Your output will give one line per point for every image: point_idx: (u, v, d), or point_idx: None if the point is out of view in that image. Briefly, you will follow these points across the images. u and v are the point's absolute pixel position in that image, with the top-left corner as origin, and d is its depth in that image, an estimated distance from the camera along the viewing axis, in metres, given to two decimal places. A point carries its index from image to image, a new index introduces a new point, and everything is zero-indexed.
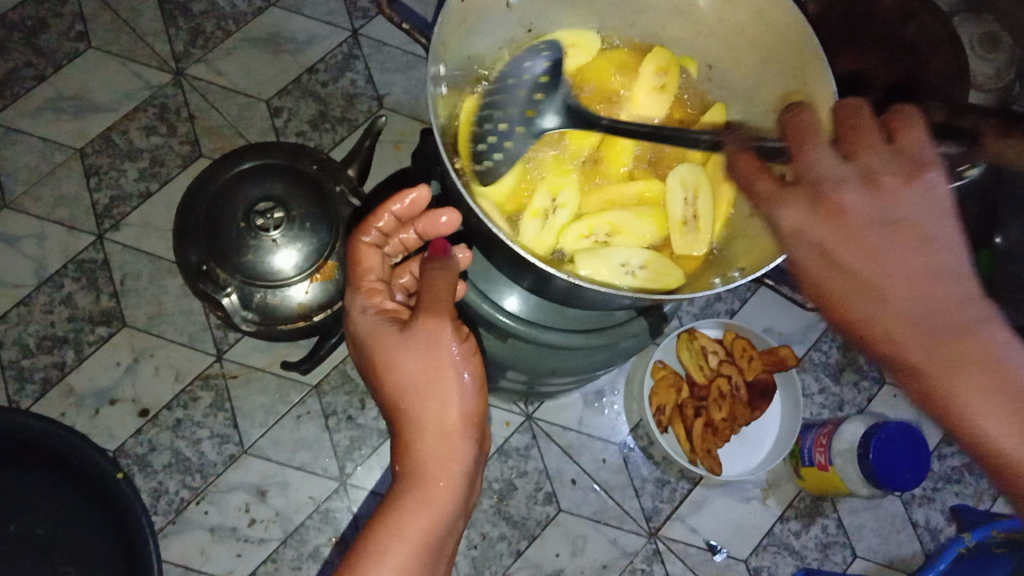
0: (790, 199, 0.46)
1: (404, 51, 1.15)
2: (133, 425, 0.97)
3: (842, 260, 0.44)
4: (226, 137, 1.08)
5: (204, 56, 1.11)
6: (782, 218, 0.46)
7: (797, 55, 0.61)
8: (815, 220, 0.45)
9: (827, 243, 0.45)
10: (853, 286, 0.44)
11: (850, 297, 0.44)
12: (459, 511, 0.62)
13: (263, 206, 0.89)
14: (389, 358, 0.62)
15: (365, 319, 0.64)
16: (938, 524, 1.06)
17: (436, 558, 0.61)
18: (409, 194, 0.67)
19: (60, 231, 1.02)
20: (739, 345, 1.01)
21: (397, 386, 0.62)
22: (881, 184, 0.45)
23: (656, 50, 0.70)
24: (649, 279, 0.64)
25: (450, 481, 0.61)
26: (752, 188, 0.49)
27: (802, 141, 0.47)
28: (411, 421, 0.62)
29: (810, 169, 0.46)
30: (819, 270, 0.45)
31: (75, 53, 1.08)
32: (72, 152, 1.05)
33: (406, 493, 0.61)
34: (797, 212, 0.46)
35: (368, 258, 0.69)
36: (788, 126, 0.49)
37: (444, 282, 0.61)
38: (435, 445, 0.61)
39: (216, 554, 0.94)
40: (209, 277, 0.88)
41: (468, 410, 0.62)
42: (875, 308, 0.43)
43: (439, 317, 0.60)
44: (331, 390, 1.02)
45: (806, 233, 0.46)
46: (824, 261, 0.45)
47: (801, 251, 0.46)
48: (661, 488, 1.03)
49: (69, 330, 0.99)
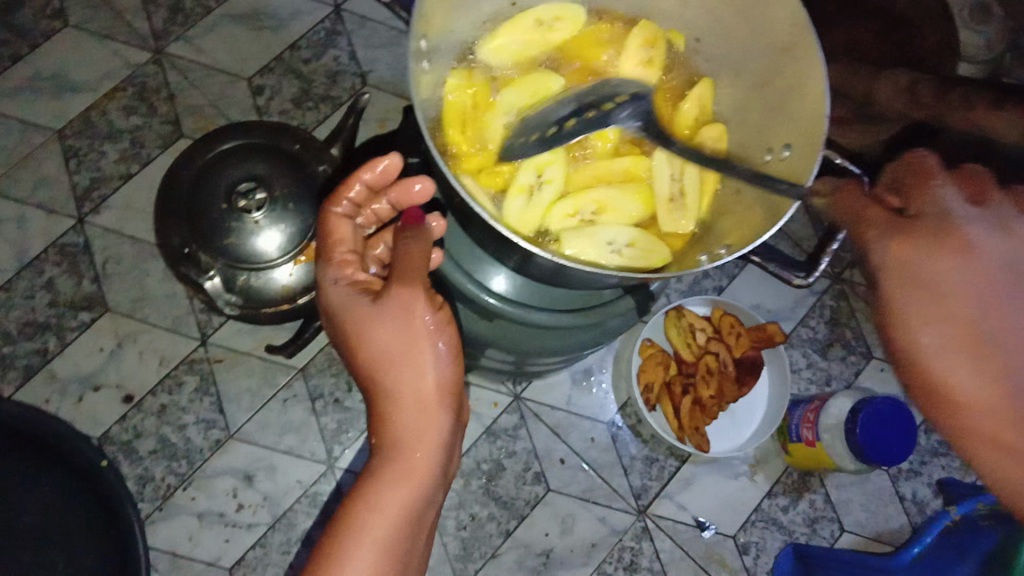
0: (919, 231, 0.45)
1: (388, 27, 1.13)
2: (119, 410, 0.96)
3: (952, 306, 0.44)
4: (207, 117, 1.07)
5: (184, 34, 1.09)
6: (891, 249, 0.45)
7: (780, 23, 0.60)
8: (940, 255, 0.44)
9: (942, 284, 0.44)
10: (951, 340, 0.44)
11: (946, 353, 0.44)
12: (437, 481, 0.62)
13: (244, 187, 0.88)
14: (362, 329, 0.60)
15: (338, 290, 0.63)
16: (924, 498, 1.07)
17: (415, 529, 0.61)
18: (381, 162, 0.67)
19: (39, 214, 1.00)
20: (727, 322, 1.01)
21: (371, 356, 0.61)
22: (1006, 236, 0.46)
23: (643, 23, 0.69)
24: (635, 257, 0.63)
25: (427, 452, 0.61)
26: (863, 215, 0.47)
27: (926, 179, 0.47)
28: (386, 393, 0.61)
29: (933, 208, 0.46)
30: (919, 306, 0.45)
31: (51, 32, 1.06)
32: (51, 134, 1.03)
33: (382, 464, 0.60)
34: (901, 246, 0.45)
35: (340, 229, 0.67)
36: (903, 170, 0.49)
37: (420, 254, 0.55)
38: (412, 416, 0.60)
39: (204, 538, 0.94)
40: (192, 260, 0.88)
41: (444, 379, 0.61)
42: (970, 362, 0.43)
43: (413, 286, 0.59)
44: (317, 372, 1.01)
45: (926, 265, 0.44)
46: (929, 296, 0.44)
47: (887, 284, 0.45)
48: (649, 466, 1.03)
49: (51, 316, 0.98)
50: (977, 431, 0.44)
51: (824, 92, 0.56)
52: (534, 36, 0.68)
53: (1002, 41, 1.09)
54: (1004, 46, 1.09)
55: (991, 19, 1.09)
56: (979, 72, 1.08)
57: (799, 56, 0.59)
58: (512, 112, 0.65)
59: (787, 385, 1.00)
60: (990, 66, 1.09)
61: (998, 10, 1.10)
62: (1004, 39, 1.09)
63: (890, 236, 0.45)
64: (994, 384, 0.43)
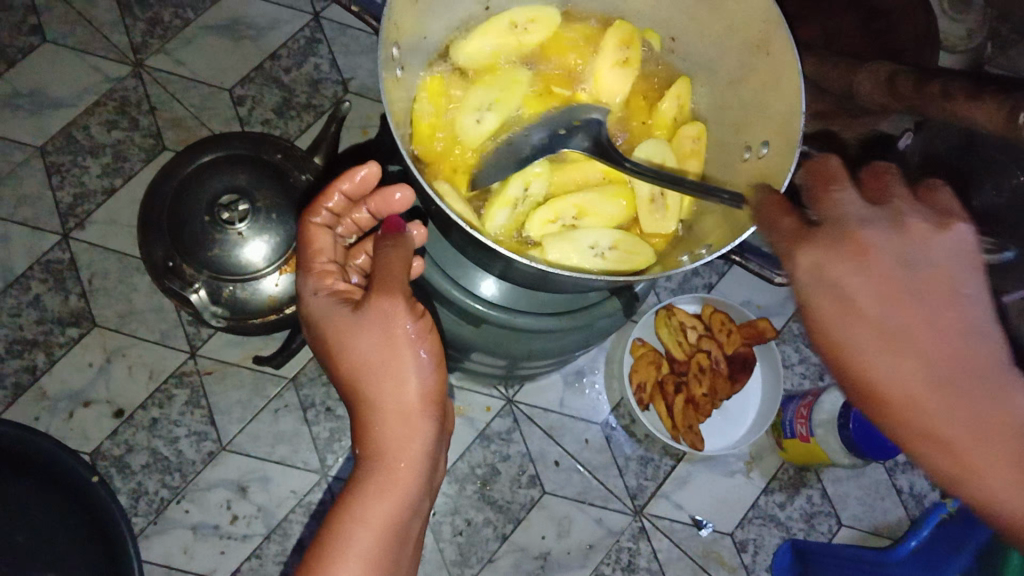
0: (815, 242, 0.43)
1: (368, 33, 1.13)
2: (109, 426, 0.96)
3: (865, 313, 0.41)
4: (190, 129, 1.06)
5: (163, 47, 1.08)
6: (799, 262, 0.43)
7: (754, 20, 0.60)
8: (841, 262, 0.42)
9: (850, 291, 0.42)
10: (874, 346, 0.41)
11: (875, 356, 0.41)
12: (423, 490, 0.61)
13: (227, 199, 0.87)
14: (343, 339, 0.60)
15: (318, 301, 0.63)
16: (922, 490, 1.07)
17: (402, 539, 0.60)
18: (359, 171, 0.67)
19: (24, 232, 1.00)
20: (717, 319, 1.00)
21: (353, 365, 0.60)
22: (911, 229, 0.43)
23: (618, 24, 0.68)
24: (619, 260, 0.62)
25: (411, 461, 0.60)
26: (775, 229, 0.45)
27: (827, 183, 0.45)
28: (368, 403, 0.60)
29: (835, 209, 0.44)
30: (833, 318, 0.42)
31: (30, 48, 1.05)
32: (33, 151, 1.03)
33: (368, 475, 0.60)
34: (813, 254, 0.42)
35: (318, 239, 0.67)
36: (808, 169, 0.47)
37: (398, 259, 0.60)
38: (396, 425, 0.60)
39: (200, 551, 0.94)
40: (176, 273, 0.87)
41: (427, 387, 0.60)
42: (890, 366, 0.41)
43: (393, 294, 0.59)
44: (307, 382, 1.01)
45: (837, 275, 0.42)
46: (839, 307, 0.42)
47: (805, 299, 0.43)
48: (644, 466, 1.03)
49: (38, 333, 0.97)
50: (927, 436, 0.41)
51: (800, 88, 0.55)
52: (508, 38, 0.68)
53: (984, 28, 1.08)
54: (985, 34, 1.08)
55: (972, 7, 1.09)
56: (961, 61, 1.08)
57: (774, 54, 0.59)
58: (483, 108, 0.64)
59: (779, 381, 1.00)
60: (972, 54, 1.08)
61: None
62: (986, 26, 1.09)
63: (793, 249, 0.43)
64: (919, 384, 0.40)
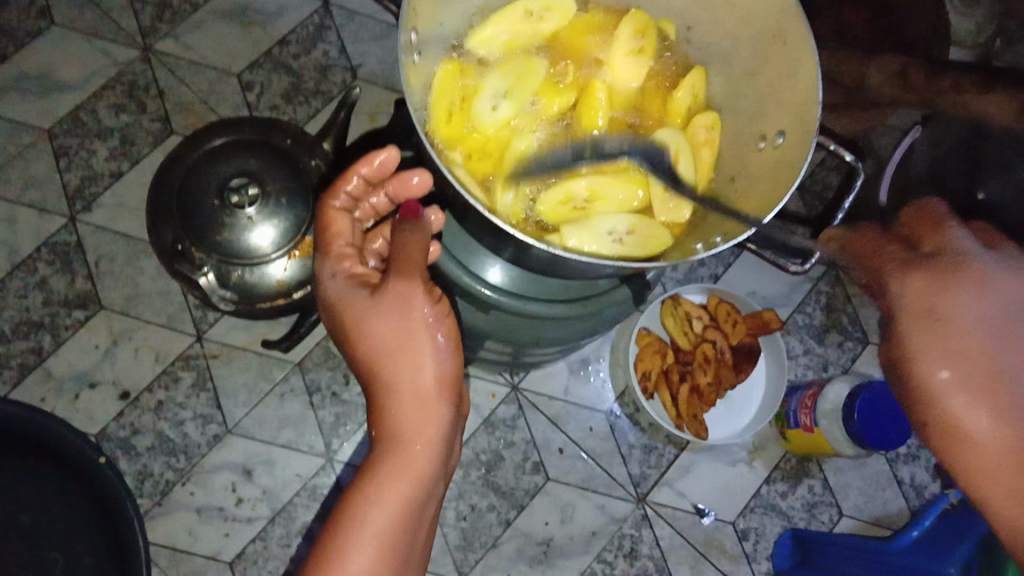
0: (927, 270, 0.47)
1: (377, 20, 1.13)
2: (115, 408, 0.96)
3: (966, 342, 0.45)
4: (198, 113, 1.06)
5: (171, 30, 1.08)
6: (907, 286, 0.47)
7: (770, 12, 0.61)
8: (955, 291, 0.46)
9: (956, 318, 0.45)
10: (968, 373, 0.45)
11: (961, 387, 0.45)
12: (437, 473, 0.62)
13: (236, 183, 0.86)
14: (360, 323, 0.61)
15: (336, 283, 0.63)
16: (923, 482, 1.07)
17: (416, 521, 0.61)
18: (378, 155, 0.66)
19: (31, 214, 1.00)
20: (723, 310, 1.01)
21: (371, 347, 0.61)
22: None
23: (633, 12, 0.69)
24: (636, 246, 0.62)
25: (427, 445, 0.60)
26: (874, 257, 0.51)
27: (936, 224, 0.50)
28: (385, 386, 0.61)
29: (947, 247, 0.48)
30: (934, 342, 0.46)
31: (37, 30, 1.05)
32: (40, 132, 1.03)
33: (384, 458, 0.60)
34: (918, 284, 0.47)
35: (336, 221, 0.67)
36: (913, 214, 0.52)
37: (417, 244, 0.59)
38: (412, 408, 0.60)
39: (204, 534, 0.94)
40: (185, 256, 0.87)
41: (443, 371, 0.61)
42: (989, 394, 0.44)
43: (410, 279, 0.59)
44: (313, 366, 1.01)
45: (943, 301, 0.46)
46: (941, 333, 0.46)
47: (904, 318, 0.47)
48: (648, 454, 1.04)
49: (45, 315, 0.98)
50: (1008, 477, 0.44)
51: (816, 76, 0.56)
52: (523, 26, 0.68)
53: (991, 24, 1.09)
54: (992, 30, 1.09)
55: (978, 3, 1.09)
56: (969, 56, 1.08)
57: (788, 43, 0.59)
58: (498, 94, 0.65)
59: (784, 372, 1.00)
60: (980, 49, 1.09)
61: None
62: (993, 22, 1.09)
63: (904, 276, 0.48)
64: (1010, 424, 0.44)
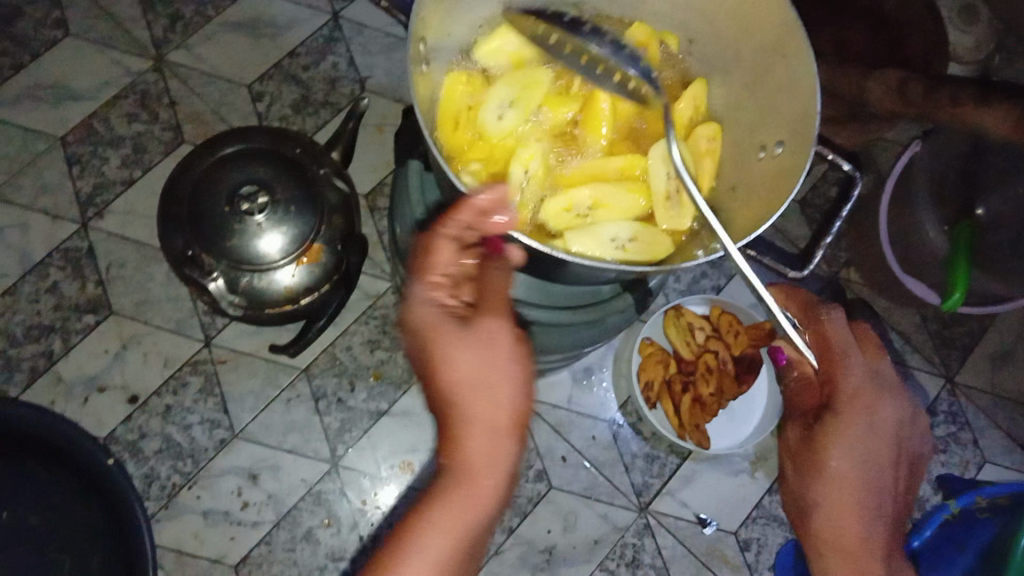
0: (866, 372, 0.63)
1: (386, 33, 1.14)
2: (123, 412, 0.97)
3: (872, 427, 0.62)
4: (208, 122, 1.08)
5: (184, 42, 1.10)
6: (856, 373, 0.62)
7: (772, 22, 0.62)
8: (877, 399, 0.62)
9: (869, 402, 0.62)
10: (853, 449, 0.61)
11: (846, 455, 0.61)
12: (497, 511, 0.58)
13: (247, 190, 0.88)
14: (440, 353, 0.57)
15: (425, 318, 0.57)
16: (925, 493, 1.06)
17: (468, 558, 0.56)
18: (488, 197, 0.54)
19: (43, 220, 1.02)
20: (726, 320, 1.02)
21: (449, 378, 0.57)
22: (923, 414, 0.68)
23: (637, 25, 0.70)
24: (637, 252, 0.64)
25: (496, 479, 0.56)
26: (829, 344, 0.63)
27: (871, 344, 0.66)
28: (458, 415, 0.57)
29: (873, 354, 0.66)
30: (847, 422, 0.61)
31: (53, 40, 1.07)
32: (54, 140, 1.04)
33: (448, 488, 0.55)
34: (857, 375, 0.62)
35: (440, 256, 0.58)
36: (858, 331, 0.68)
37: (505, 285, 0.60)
38: (485, 439, 0.56)
39: (210, 537, 0.95)
40: (195, 262, 0.89)
41: (519, 406, 0.58)
42: (866, 467, 0.62)
43: (501, 317, 0.59)
44: (319, 373, 1.02)
45: (870, 395, 0.62)
46: (860, 412, 0.61)
47: (835, 392, 0.62)
48: (650, 463, 1.04)
49: (56, 319, 0.99)
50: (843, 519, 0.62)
51: (816, 88, 0.58)
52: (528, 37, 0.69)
53: (991, 40, 1.10)
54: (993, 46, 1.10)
55: (978, 20, 1.10)
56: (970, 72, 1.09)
57: (789, 55, 0.61)
58: (504, 103, 0.66)
59: None
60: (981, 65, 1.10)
61: (987, 10, 1.11)
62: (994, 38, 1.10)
63: (859, 363, 0.63)
64: (861, 490, 0.62)
